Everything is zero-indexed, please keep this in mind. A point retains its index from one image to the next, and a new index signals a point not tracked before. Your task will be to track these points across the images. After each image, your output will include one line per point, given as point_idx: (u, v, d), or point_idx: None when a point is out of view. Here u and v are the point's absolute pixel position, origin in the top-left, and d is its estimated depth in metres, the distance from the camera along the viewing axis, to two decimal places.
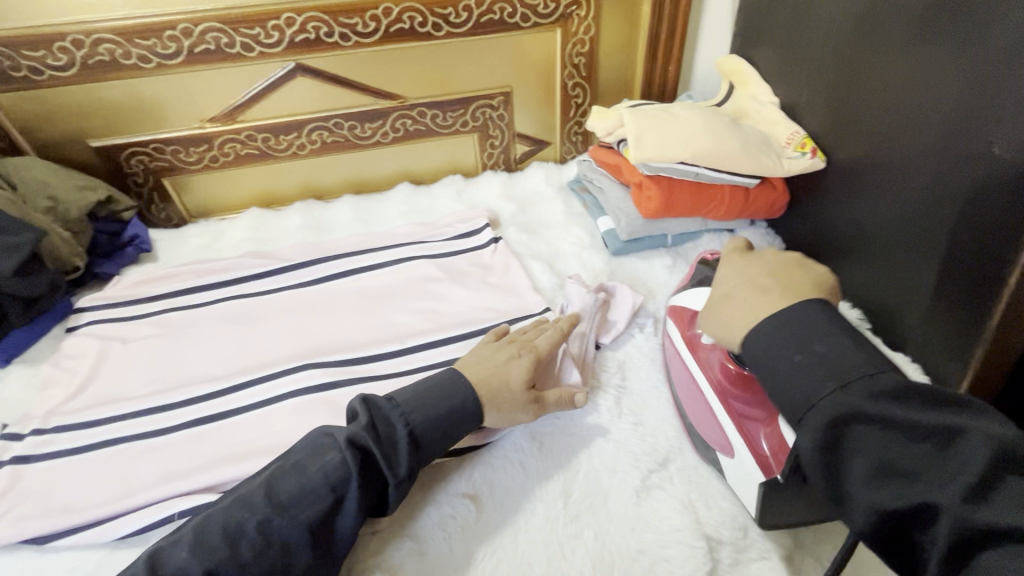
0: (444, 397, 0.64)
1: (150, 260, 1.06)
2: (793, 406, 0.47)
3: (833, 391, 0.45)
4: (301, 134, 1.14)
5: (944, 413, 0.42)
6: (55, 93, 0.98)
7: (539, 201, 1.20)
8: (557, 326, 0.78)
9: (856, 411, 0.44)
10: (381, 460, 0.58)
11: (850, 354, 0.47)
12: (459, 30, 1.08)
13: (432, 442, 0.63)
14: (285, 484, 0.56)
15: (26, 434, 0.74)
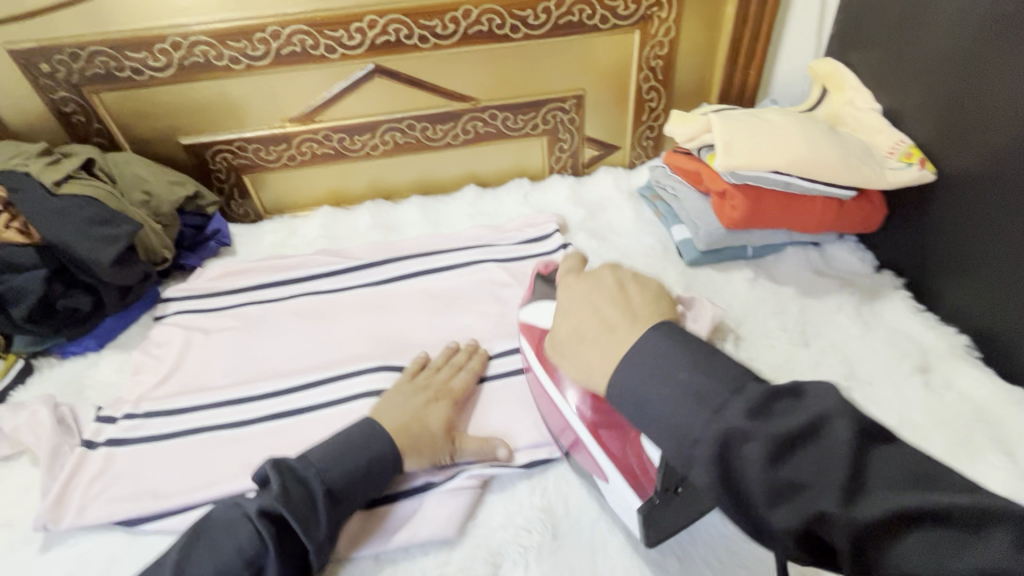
0: (366, 447, 0.64)
1: (229, 254, 1.10)
2: (675, 438, 0.44)
3: (731, 411, 0.41)
4: (375, 135, 1.15)
5: (793, 409, 0.41)
6: (152, 92, 1.03)
7: (608, 207, 1.17)
8: (469, 369, 0.79)
9: (733, 433, 0.40)
10: (300, 524, 0.56)
11: (707, 377, 0.44)
12: (535, 32, 1.07)
13: (355, 495, 0.61)
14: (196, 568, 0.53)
15: (118, 418, 0.77)
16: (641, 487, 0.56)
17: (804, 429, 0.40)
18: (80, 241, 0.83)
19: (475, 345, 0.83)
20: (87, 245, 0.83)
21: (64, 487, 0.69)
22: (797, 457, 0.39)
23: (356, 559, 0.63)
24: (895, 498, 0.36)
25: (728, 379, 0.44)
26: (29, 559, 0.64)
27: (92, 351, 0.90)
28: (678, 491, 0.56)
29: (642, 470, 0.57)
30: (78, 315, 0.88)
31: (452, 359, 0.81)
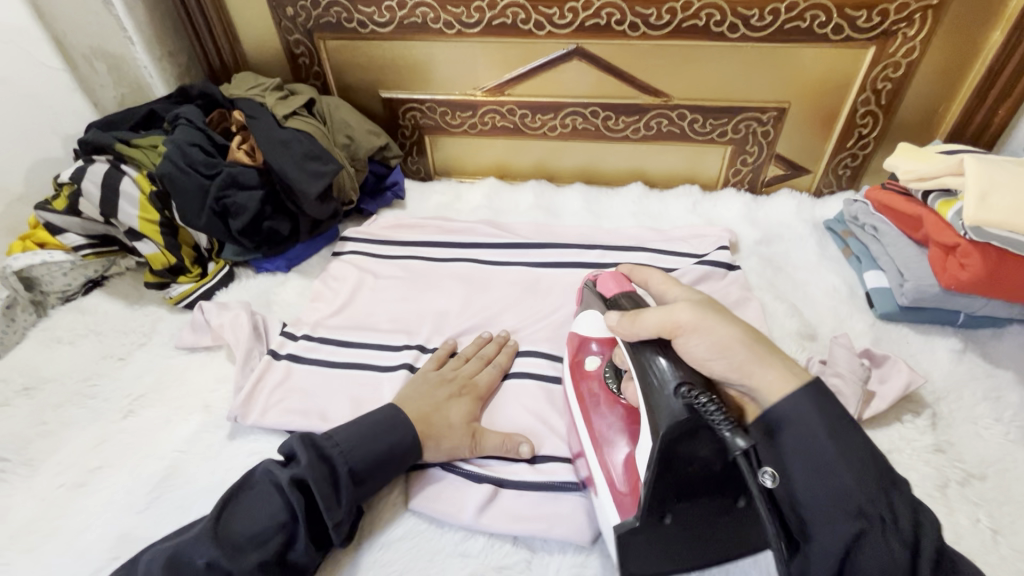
0: (392, 439, 0.66)
1: (400, 206, 1.17)
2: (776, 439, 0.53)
3: (894, 495, 0.50)
4: (557, 116, 1.15)
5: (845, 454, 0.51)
6: (370, 45, 1.10)
7: (787, 233, 1.07)
8: (497, 364, 0.80)
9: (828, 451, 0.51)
10: (323, 500, 0.59)
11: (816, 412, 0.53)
12: (755, 34, 0.99)
13: (374, 478, 0.64)
14: (239, 523, 0.58)
15: (299, 336, 0.85)
16: (623, 507, 0.58)
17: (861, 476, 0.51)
18: (296, 171, 0.92)
19: (507, 335, 0.85)
20: (302, 176, 0.92)
21: (253, 387, 0.77)
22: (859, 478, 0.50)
23: (489, 535, 0.65)
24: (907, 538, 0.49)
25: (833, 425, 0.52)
26: (219, 442, 0.73)
27: (280, 271, 1.00)
28: (665, 520, 0.53)
29: (630, 489, 0.59)
30: (278, 237, 0.98)
31: (482, 350, 0.82)
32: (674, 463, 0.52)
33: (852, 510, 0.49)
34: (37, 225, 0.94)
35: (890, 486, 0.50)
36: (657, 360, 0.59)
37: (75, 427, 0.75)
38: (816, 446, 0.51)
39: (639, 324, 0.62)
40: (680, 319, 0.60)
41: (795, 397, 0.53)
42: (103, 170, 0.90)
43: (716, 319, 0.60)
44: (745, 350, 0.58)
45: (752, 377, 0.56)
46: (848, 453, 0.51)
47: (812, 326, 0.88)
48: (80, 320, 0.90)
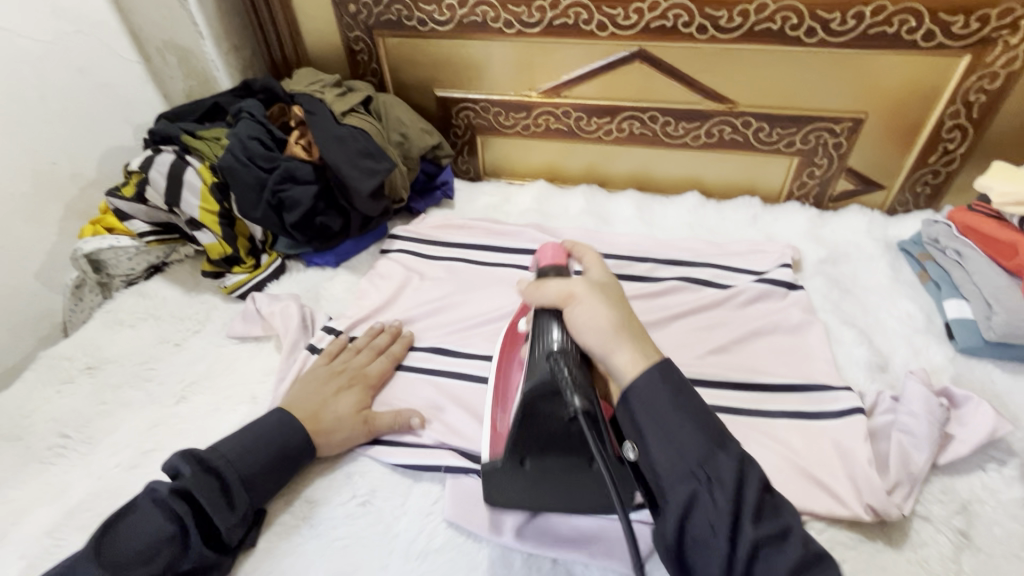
0: (290, 444, 0.66)
1: (449, 206, 1.16)
2: (638, 406, 0.54)
3: (718, 455, 0.50)
4: (613, 120, 1.12)
5: (701, 433, 0.51)
6: (428, 44, 1.10)
7: (855, 253, 1.00)
8: (390, 354, 0.80)
9: (631, 410, 0.54)
10: (213, 507, 0.58)
11: (685, 412, 0.52)
12: (834, 39, 0.93)
13: (263, 484, 0.63)
14: (120, 544, 0.54)
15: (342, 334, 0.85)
16: (493, 444, 0.65)
17: (717, 463, 0.50)
18: (350, 168, 0.92)
19: (400, 324, 0.85)
20: (357, 174, 0.92)
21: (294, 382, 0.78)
22: (720, 461, 0.50)
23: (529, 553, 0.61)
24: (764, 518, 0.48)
25: (695, 413, 0.53)
26: None
27: (330, 266, 1.01)
28: (525, 463, 0.61)
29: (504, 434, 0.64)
30: (329, 232, 0.99)
31: (375, 341, 0.82)
32: (535, 417, 0.59)
33: (684, 468, 0.50)
34: (107, 210, 0.98)
35: (719, 448, 0.51)
36: (550, 326, 0.63)
37: (131, 409, 0.77)
38: (657, 407, 0.53)
39: (540, 293, 0.66)
40: (575, 289, 0.64)
41: (645, 372, 0.55)
42: (168, 160, 0.93)
43: (603, 300, 0.62)
44: (618, 320, 0.60)
45: (649, 391, 0.54)
46: (683, 418, 0.52)
47: (883, 356, 0.82)
48: (141, 304, 0.93)
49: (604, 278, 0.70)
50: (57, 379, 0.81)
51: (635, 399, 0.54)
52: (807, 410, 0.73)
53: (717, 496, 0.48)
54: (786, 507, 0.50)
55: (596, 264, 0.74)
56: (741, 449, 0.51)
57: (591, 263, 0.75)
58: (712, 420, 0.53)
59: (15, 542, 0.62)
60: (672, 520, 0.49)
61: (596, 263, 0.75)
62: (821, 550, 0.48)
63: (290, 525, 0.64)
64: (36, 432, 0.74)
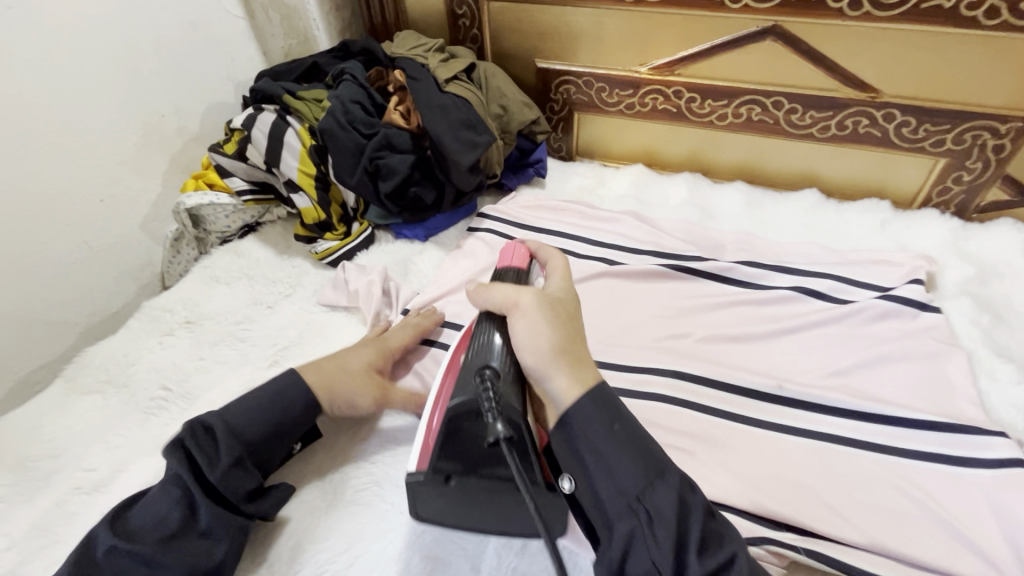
0: (291, 411, 0.63)
1: (540, 186, 1.10)
2: (571, 447, 0.46)
3: (650, 488, 0.43)
4: (730, 104, 1.02)
5: (642, 467, 0.44)
6: (536, 10, 1.03)
7: (1008, 276, 0.87)
8: (411, 324, 0.77)
9: (567, 440, 0.46)
10: (207, 465, 0.55)
11: (629, 454, 0.44)
12: (1020, 22, 0.79)
13: (269, 443, 0.61)
14: (139, 514, 0.53)
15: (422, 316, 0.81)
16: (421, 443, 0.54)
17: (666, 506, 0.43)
18: (451, 139, 0.88)
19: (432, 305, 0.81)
20: (457, 146, 0.88)
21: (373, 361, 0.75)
22: (660, 494, 0.43)
23: None
24: (704, 548, 0.43)
25: (639, 460, 0.44)
26: None
27: (418, 240, 0.98)
28: (448, 479, 0.51)
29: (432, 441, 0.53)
30: (421, 205, 0.95)
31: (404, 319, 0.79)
32: (461, 434, 0.51)
33: (622, 502, 0.43)
34: (209, 167, 0.99)
35: (657, 479, 0.44)
36: (490, 336, 0.54)
37: (227, 368, 0.78)
38: (593, 441, 0.45)
39: (484, 292, 0.56)
40: (521, 299, 0.52)
41: (581, 400, 0.46)
42: (271, 119, 0.92)
43: (544, 315, 0.51)
44: (559, 338, 0.49)
45: (585, 425, 0.45)
46: (618, 447, 0.45)
47: None
48: (236, 262, 0.94)
49: (559, 289, 0.56)
50: (159, 331, 0.83)
51: (569, 430, 0.46)
52: (951, 452, 0.63)
53: (656, 536, 0.42)
54: (729, 531, 0.45)
55: (560, 269, 0.60)
56: (682, 484, 0.44)
57: (558, 271, 0.60)
58: (655, 454, 0.45)
59: (122, 489, 0.63)
60: (615, 561, 0.43)
61: (558, 271, 0.60)
62: (761, 573, 0.44)
63: (381, 508, 0.62)
64: (140, 382, 0.76)
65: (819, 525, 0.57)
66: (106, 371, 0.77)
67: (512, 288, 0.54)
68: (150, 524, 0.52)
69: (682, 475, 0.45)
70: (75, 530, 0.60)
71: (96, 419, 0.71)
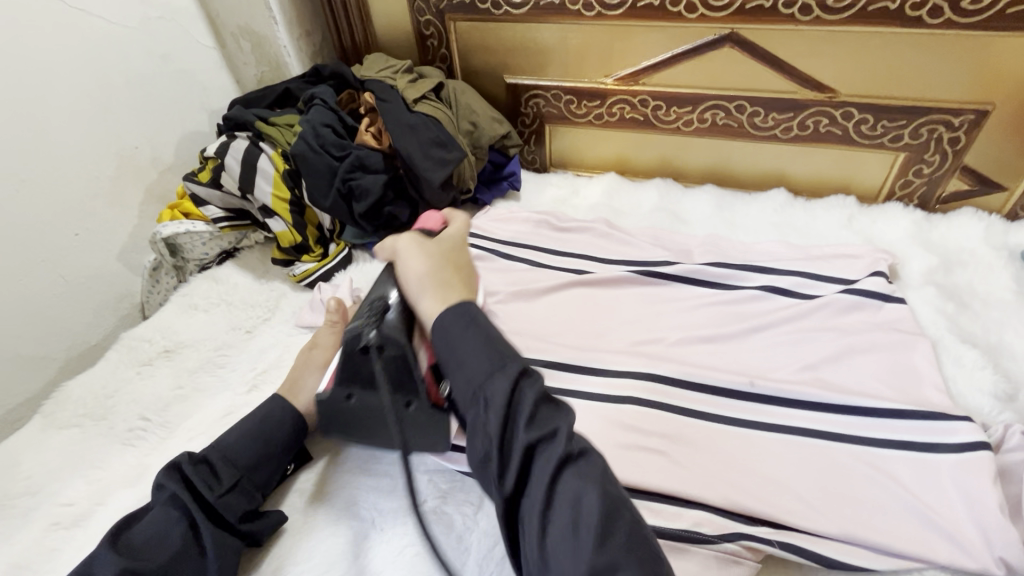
0: (284, 429, 0.67)
1: (515, 198, 1.12)
2: (450, 363, 0.57)
3: (484, 381, 0.53)
4: (695, 110, 1.04)
5: (487, 369, 0.53)
6: (500, 28, 1.06)
7: (972, 263, 0.89)
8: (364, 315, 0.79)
9: (438, 346, 0.58)
10: (202, 483, 0.59)
11: (481, 355, 0.54)
12: (963, 19, 0.82)
13: (265, 466, 0.64)
14: (141, 531, 0.54)
15: None
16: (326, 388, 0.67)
17: (524, 417, 0.51)
18: (422, 158, 0.90)
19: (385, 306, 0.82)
20: (428, 163, 0.90)
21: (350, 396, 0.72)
22: (499, 386, 0.52)
23: None
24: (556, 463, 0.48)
25: (489, 364, 0.54)
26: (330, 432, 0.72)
27: None
28: (350, 395, 0.63)
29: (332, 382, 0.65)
30: (397, 222, 0.97)
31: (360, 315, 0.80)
32: (353, 360, 0.63)
33: (468, 392, 0.53)
34: (184, 196, 1.00)
35: (498, 371, 0.53)
36: (387, 282, 0.71)
37: (206, 394, 0.78)
38: (451, 338, 0.57)
39: (382, 248, 0.76)
40: (397, 245, 0.73)
41: (447, 312, 0.59)
42: (243, 146, 0.94)
43: (421, 253, 0.71)
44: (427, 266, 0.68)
45: (448, 340, 0.57)
46: (462, 359, 0.55)
47: (1014, 382, 0.72)
48: (214, 289, 0.94)
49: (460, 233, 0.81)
50: (137, 361, 0.83)
51: (441, 348, 0.58)
52: (920, 439, 0.64)
53: (487, 417, 0.51)
54: (566, 415, 0.52)
55: (462, 228, 0.82)
56: (527, 380, 0.53)
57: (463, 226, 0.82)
58: (512, 355, 0.55)
59: (101, 523, 0.63)
60: (479, 447, 0.52)
61: (458, 233, 0.81)
62: (590, 449, 0.50)
63: (364, 528, 0.62)
64: (119, 413, 0.76)
65: (794, 519, 0.58)
66: (84, 403, 0.77)
67: (396, 239, 0.76)
68: (160, 532, 0.54)
69: (537, 377, 0.53)
70: (55, 565, 0.60)
71: (75, 452, 0.71)
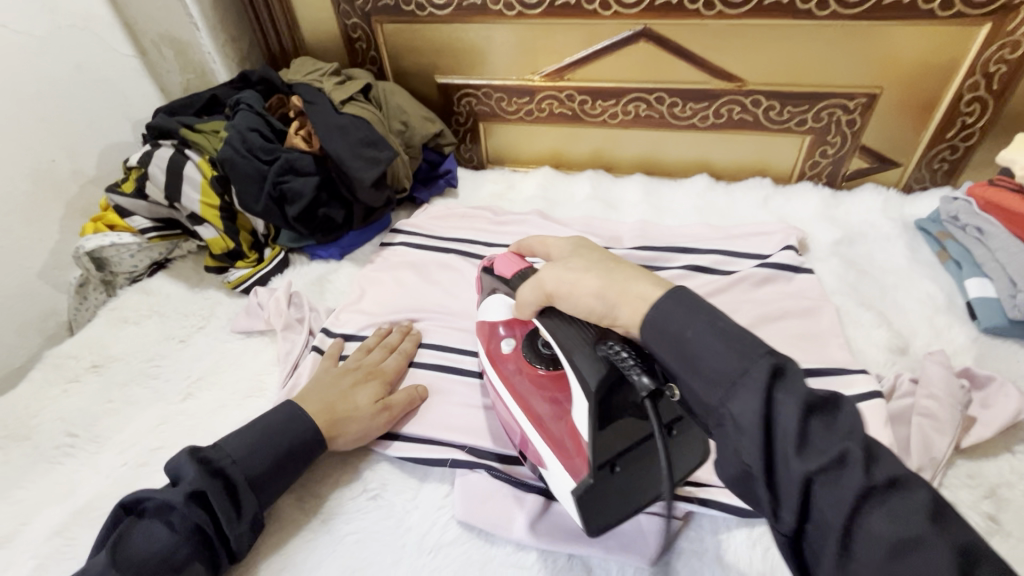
0: (285, 432, 0.63)
1: (453, 195, 1.14)
2: (767, 473, 0.39)
3: (789, 459, 0.38)
4: (619, 103, 1.09)
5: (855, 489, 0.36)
6: (426, 29, 1.08)
7: (871, 235, 0.97)
8: (397, 346, 0.78)
9: (757, 439, 0.39)
10: (221, 515, 0.56)
11: (853, 475, 0.36)
12: (847, 10, 0.90)
13: (255, 461, 0.60)
14: (139, 542, 0.53)
15: (339, 332, 0.82)
16: (573, 469, 0.53)
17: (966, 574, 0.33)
18: (352, 158, 0.91)
19: (412, 324, 0.82)
20: (358, 163, 0.91)
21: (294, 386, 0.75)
22: (876, 518, 0.35)
23: (542, 550, 0.59)
24: None
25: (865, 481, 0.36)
26: None
27: (333, 259, 0.99)
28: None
29: (579, 453, 0.53)
30: (332, 224, 0.97)
31: (386, 339, 0.79)
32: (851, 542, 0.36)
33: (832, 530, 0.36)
34: (108, 208, 0.97)
35: (868, 498, 0.36)
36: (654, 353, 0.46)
37: (138, 406, 0.77)
38: (779, 436, 0.38)
39: (521, 307, 0.57)
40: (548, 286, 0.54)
41: (761, 400, 0.39)
42: (167, 154, 0.92)
43: (579, 270, 0.53)
44: (603, 281, 0.51)
45: (757, 432, 0.39)
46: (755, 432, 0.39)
47: (904, 338, 0.79)
48: (145, 301, 0.92)
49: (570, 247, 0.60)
50: (62, 379, 0.80)
51: (769, 469, 0.39)
52: None
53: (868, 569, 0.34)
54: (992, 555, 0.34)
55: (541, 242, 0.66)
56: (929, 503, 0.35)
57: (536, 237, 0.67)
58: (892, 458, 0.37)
59: (27, 542, 0.61)
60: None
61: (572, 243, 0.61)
62: None
63: (302, 519, 0.63)
64: (44, 432, 0.73)
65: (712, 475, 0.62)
66: (5, 425, 0.74)
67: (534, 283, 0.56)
68: (156, 549, 0.52)
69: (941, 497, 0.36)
70: None
71: None
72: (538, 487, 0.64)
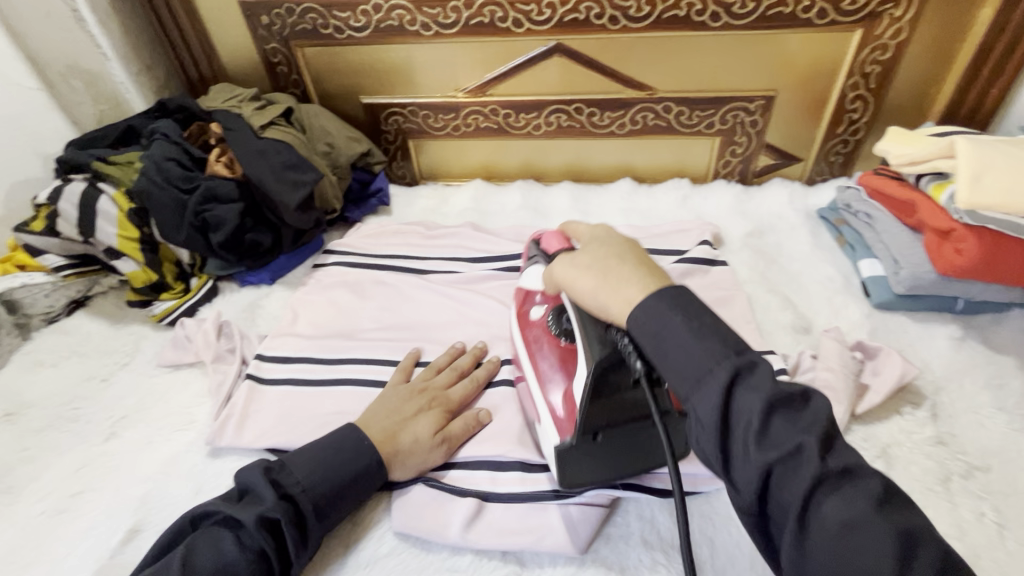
0: (352, 462, 0.61)
1: (386, 213, 1.15)
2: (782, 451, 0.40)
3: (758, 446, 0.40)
4: (541, 114, 1.13)
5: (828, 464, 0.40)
6: (346, 51, 1.09)
7: (780, 226, 1.04)
8: (471, 375, 0.74)
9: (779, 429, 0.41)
10: (292, 543, 0.55)
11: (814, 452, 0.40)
12: (738, 21, 0.97)
13: (323, 486, 0.59)
14: (204, 557, 0.53)
15: (270, 356, 0.82)
16: (560, 430, 0.59)
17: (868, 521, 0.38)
18: (275, 182, 0.91)
19: (484, 346, 0.79)
20: (282, 187, 0.91)
21: (225, 416, 0.73)
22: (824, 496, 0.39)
23: (477, 551, 0.62)
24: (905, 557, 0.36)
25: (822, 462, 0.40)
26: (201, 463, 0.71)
27: (265, 283, 0.98)
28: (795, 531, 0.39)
29: (568, 414, 0.59)
30: (260, 249, 0.96)
31: (456, 361, 0.76)
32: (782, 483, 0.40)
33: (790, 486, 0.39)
34: (17, 248, 0.93)
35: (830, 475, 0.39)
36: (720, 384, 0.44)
37: (58, 452, 0.74)
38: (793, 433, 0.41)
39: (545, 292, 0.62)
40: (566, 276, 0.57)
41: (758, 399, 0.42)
42: (79, 188, 0.89)
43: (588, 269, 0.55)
44: (599, 279, 0.53)
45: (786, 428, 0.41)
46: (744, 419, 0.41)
47: (808, 318, 0.86)
48: (63, 342, 0.89)
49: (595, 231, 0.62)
50: None
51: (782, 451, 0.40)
52: None
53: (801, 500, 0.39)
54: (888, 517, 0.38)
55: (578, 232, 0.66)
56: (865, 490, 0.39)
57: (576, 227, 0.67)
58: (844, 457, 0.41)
59: None
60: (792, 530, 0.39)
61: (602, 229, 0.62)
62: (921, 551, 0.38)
63: None
64: None
65: None
66: None
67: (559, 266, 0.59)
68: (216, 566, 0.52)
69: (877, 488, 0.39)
70: None
71: None
72: (472, 490, 0.66)
